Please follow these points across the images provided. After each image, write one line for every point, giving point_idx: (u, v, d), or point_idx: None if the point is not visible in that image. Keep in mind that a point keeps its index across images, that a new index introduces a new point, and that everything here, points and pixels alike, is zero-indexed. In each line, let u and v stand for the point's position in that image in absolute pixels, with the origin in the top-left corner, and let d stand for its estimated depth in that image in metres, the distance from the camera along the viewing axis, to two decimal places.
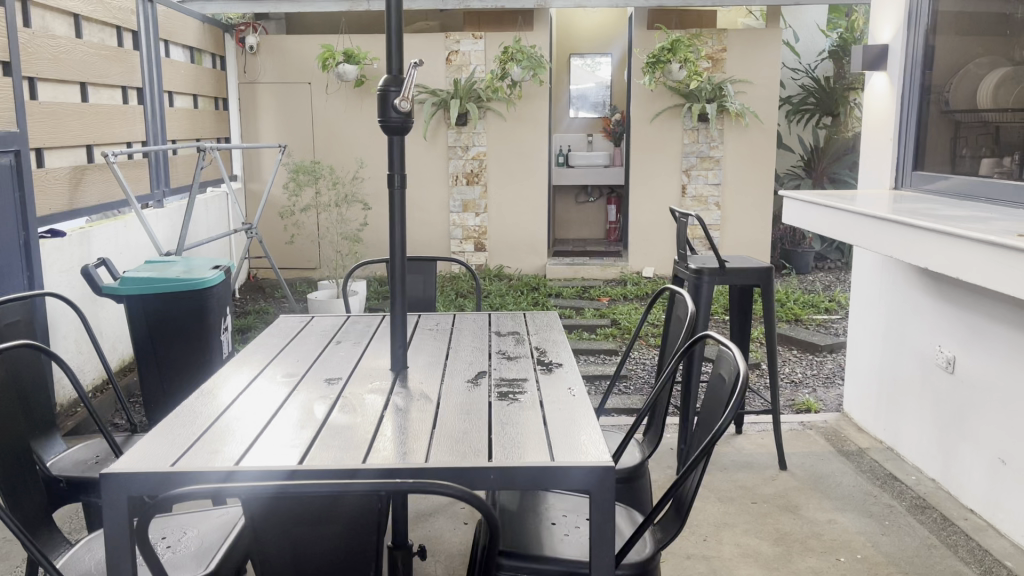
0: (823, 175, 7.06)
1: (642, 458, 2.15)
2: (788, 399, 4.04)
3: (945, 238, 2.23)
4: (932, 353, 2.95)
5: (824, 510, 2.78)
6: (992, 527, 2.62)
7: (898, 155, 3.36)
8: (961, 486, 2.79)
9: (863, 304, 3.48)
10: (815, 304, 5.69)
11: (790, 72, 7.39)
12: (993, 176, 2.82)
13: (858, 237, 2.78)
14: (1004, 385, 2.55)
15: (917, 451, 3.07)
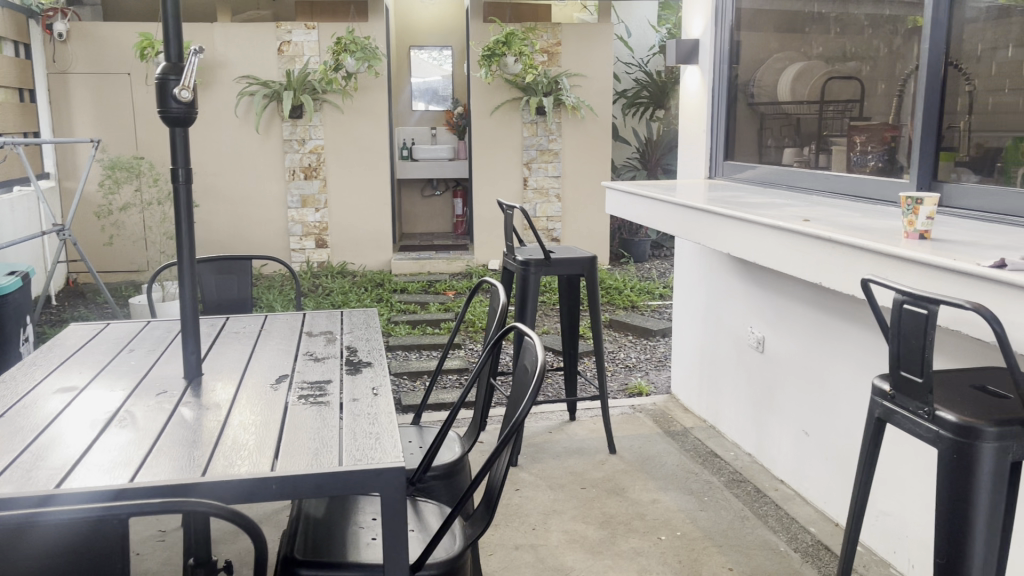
0: (657, 166, 7.34)
1: (462, 453, 2.13)
2: (621, 383, 4.15)
3: (741, 225, 2.32)
4: (744, 333, 3.10)
5: (648, 490, 2.87)
6: (799, 495, 2.79)
7: (711, 146, 3.51)
8: (773, 459, 2.96)
9: (685, 289, 3.62)
10: (650, 291, 5.90)
11: (624, 66, 7.64)
12: (794, 164, 2.99)
13: (673, 225, 2.86)
14: (803, 361, 2.71)
15: (735, 427, 3.22)
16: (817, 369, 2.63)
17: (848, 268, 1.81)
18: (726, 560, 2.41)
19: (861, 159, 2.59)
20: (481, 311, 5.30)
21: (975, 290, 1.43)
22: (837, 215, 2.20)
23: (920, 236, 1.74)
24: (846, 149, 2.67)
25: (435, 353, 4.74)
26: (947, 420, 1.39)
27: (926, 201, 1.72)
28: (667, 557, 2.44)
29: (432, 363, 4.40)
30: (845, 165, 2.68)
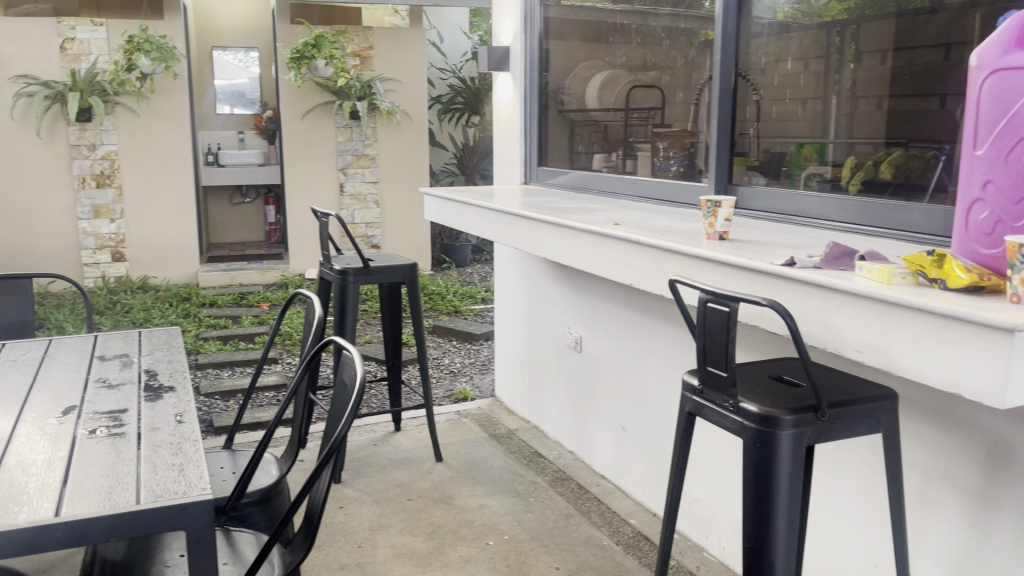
0: (474, 172, 7.40)
1: (279, 475, 2.01)
2: (446, 389, 4.13)
3: (555, 229, 2.36)
4: (563, 334, 3.17)
5: (475, 496, 2.86)
6: (619, 489, 2.88)
7: (525, 152, 3.57)
8: (594, 455, 3.04)
9: (505, 292, 3.65)
10: (472, 295, 5.94)
11: (438, 72, 7.65)
12: (603, 169, 3.08)
13: (491, 230, 2.87)
14: (618, 360, 2.80)
15: (557, 426, 3.29)
16: (631, 366, 2.73)
17: (657, 269, 1.88)
18: (553, 559, 2.44)
19: (664, 164, 2.72)
20: (298, 323, 5.12)
21: (769, 288, 1.52)
22: (644, 218, 2.28)
23: (720, 237, 1.83)
24: (651, 154, 2.80)
25: (249, 368, 4.51)
26: (750, 411, 1.46)
27: (724, 204, 1.81)
28: (495, 562, 2.44)
29: (245, 380, 4.18)
30: (650, 170, 2.80)
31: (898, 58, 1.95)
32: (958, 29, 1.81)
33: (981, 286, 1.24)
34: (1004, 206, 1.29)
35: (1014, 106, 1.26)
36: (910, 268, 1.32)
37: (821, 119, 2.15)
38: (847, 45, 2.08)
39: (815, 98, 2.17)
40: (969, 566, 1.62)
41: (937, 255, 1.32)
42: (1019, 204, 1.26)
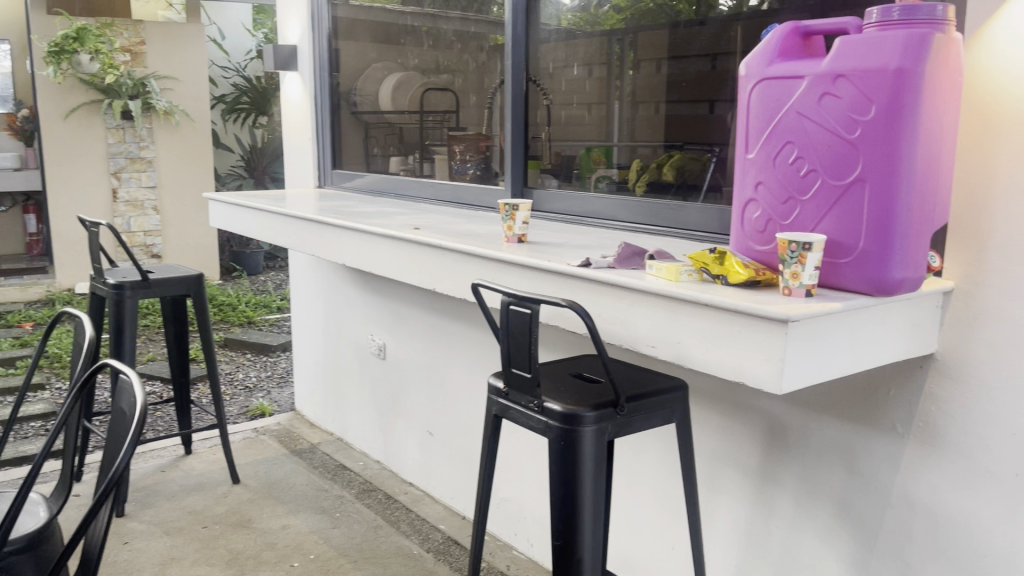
0: (264, 175, 7.12)
1: (50, 516, 1.79)
2: (241, 406, 3.91)
3: (353, 234, 2.28)
4: (364, 341, 3.09)
5: (277, 516, 2.72)
6: (427, 495, 2.85)
7: (319, 155, 3.44)
8: (401, 463, 2.99)
9: (302, 301, 3.51)
10: (267, 304, 5.68)
11: (220, 70, 7.23)
12: (401, 173, 3.03)
13: (285, 236, 2.73)
14: (423, 365, 2.77)
15: (362, 436, 3.21)
16: (436, 370, 2.71)
17: (459, 273, 1.87)
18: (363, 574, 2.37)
19: (461, 167, 2.73)
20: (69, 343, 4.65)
21: (568, 289, 1.55)
22: (444, 222, 2.26)
23: (519, 240, 1.85)
24: (448, 158, 2.79)
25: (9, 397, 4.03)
26: (554, 411, 1.47)
27: (521, 207, 1.83)
28: None
29: (5, 411, 3.72)
30: (448, 173, 2.79)
31: (673, 67, 2.06)
32: (724, 40, 1.94)
33: (757, 280, 1.33)
34: (773, 205, 1.39)
35: (778, 112, 1.36)
36: (695, 266, 1.39)
37: (606, 123, 2.24)
38: (626, 54, 2.18)
39: (600, 104, 2.26)
40: (754, 539, 1.74)
41: (718, 252, 1.41)
42: (785, 203, 1.36)
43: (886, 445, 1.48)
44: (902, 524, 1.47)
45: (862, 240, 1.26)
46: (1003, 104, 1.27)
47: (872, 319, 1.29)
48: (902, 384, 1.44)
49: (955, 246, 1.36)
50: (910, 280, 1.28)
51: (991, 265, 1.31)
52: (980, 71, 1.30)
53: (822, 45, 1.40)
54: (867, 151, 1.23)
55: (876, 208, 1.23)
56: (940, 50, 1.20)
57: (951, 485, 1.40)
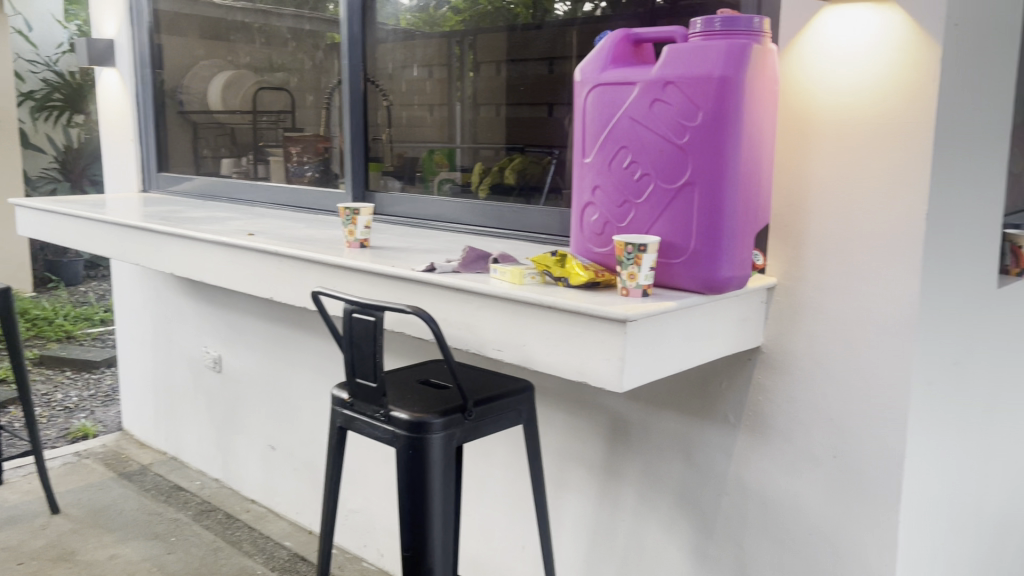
0: (82, 177, 6.71)
1: None
2: (60, 428, 3.61)
3: (182, 241, 2.15)
4: (199, 354, 2.92)
5: (104, 546, 2.53)
6: (271, 511, 2.74)
7: (142, 156, 3.09)
8: (242, 480, 2.86)
9: (128, 313, 3.28)
10: (88, 317, 5.28)
11: (28, 64, 6.58)
12: (233, 175, 2.87)
13: (105, 244, 2.53)
14: (263, 376, 2.65)
15: (199, 454, 3.04)
16: (277, 382, 2.60)
17: (298, 281, 1.79)
18: None
19: (298, 169, 2.62)
20: None
21: (413, 295, 1.52)
22: (282, 227, 2.17)
23: (361, 245, 1.80)
24: (284, 160, 2.68)
25: None
26: (401, 419, 1.43)
27: (363, 211, 1.78)
28: None
29: None
30: (284, 176, 2.68)
31: (512, 69, 2.15)
32: (560, 45, 2.02)
33: (597, 281, 1.35)
34: (609, 208, 1.43)
35: (613, 118, 1.39)
36: (538, 269, 1.41)
37: (448, 125, 2.27)
38: (465, 55, 2.23)
39: (441, 105, 2.29)
40: (601, 534, 1.78)
41: (559, 255, 1.42)
42: (622, 206, 1.40)
43: (720, 434, 1.55)
44: (736, 510, 1.55)
45: (693, 241, 1.31)
46: (815, 111, 1.36)
47: (705, 316, 1.34)
48: (732, 376, 1.52)
49: (776, 244, 1.44)
50: (737, 278, 1.34)
51: (808, 262, 1.40)
52: (795, 81, 1.38)
53: (652, 52, 1.45)
54: (696, 156, 1.28)
55: (705, 210, 1.29)
56: (757, 60, 1.27)
57: (778, 470, 1.48)
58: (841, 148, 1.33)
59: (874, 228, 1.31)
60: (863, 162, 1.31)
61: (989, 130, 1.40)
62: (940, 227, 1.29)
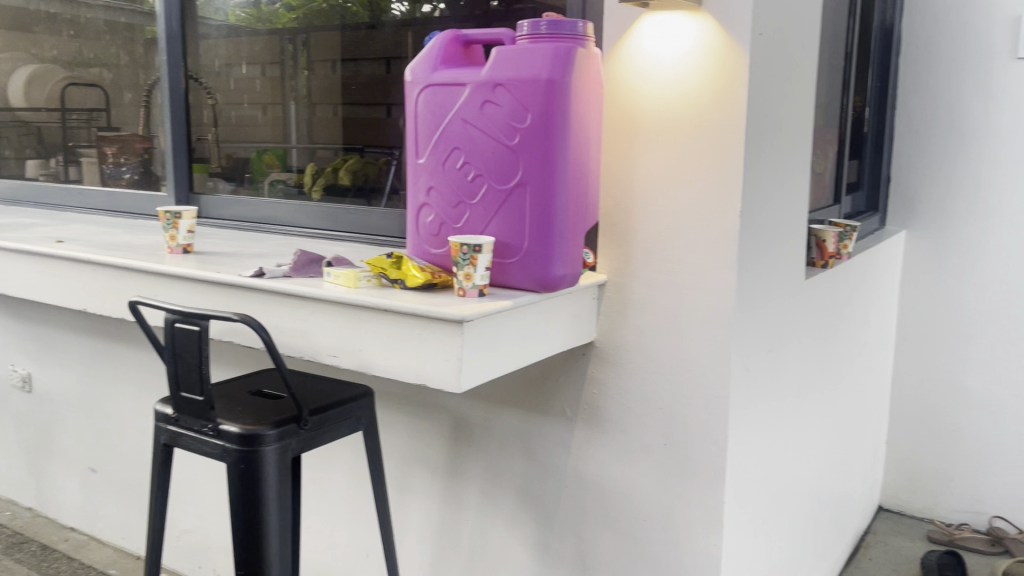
0: None
1: None
2: None
3: None
4: (4, 373, 2.68)
5: None
6: (93, 539, 2.55)
7: None
8: (59, 508, 2.64)
9: None
10: None
11: None
12: (39, 178, 2.63)
13: None
14: (80, 395, 2.46)
15: (8, 483, 2.78)
16: (96, 400, 2.42)
17: (114, 290, 1.68)
18: None
19: (114, 171, 2.43)
20: None
21: (241, 302, 1.45)
22: (95, 233, 2.03)
23: (184, 251, 1.71)
24: (97, 161, 2.48)
25: None
26: (231, 433, 1.36)
27: (185, 215, 1.68)
28: None
29: None
30: (99, 179, 2.48)
31: (347, 69, 2.12)
32: (396, 46, 2.00)
33: (434, 282, 1.34)
34: (444, 209, 1.42)
35: (445, 119, 1.39)
36: (373, 272, 1.38)
37: (282, 126, 2.21)
38: (299, 53, 2.19)
39: (273, 104, 2.24)
40: (445, 535, 1.78)
41: (394, 257, 1.41)
42: (456, 207, 1.40)
43: (559, 429, 1.59)
44: (576, 502, 1.59)
45: (527, 241, 1.33)
46: (640, 114, 1.41)
47: (540, 314, 1.37)
48: (568, 372, 1.56)
49: (606, 242, 1.49)
50: (570, 276, 1.37)
51: (636, 259, 1.46)
52: (620, 84, 1.43)
53: (481, 54, 1.46)
54: (527, 157, 1.30)
55: (537, 211, 1.31)
56: (583, 64, 1.30)
57: (613, 460, 1.53)
58: (664, 149, 1.39)
59: (696, 225, 1.38)
60: (685, 162, 1.37)
61: (793, 133, 1.51)
62: (752, 223, 1.37)
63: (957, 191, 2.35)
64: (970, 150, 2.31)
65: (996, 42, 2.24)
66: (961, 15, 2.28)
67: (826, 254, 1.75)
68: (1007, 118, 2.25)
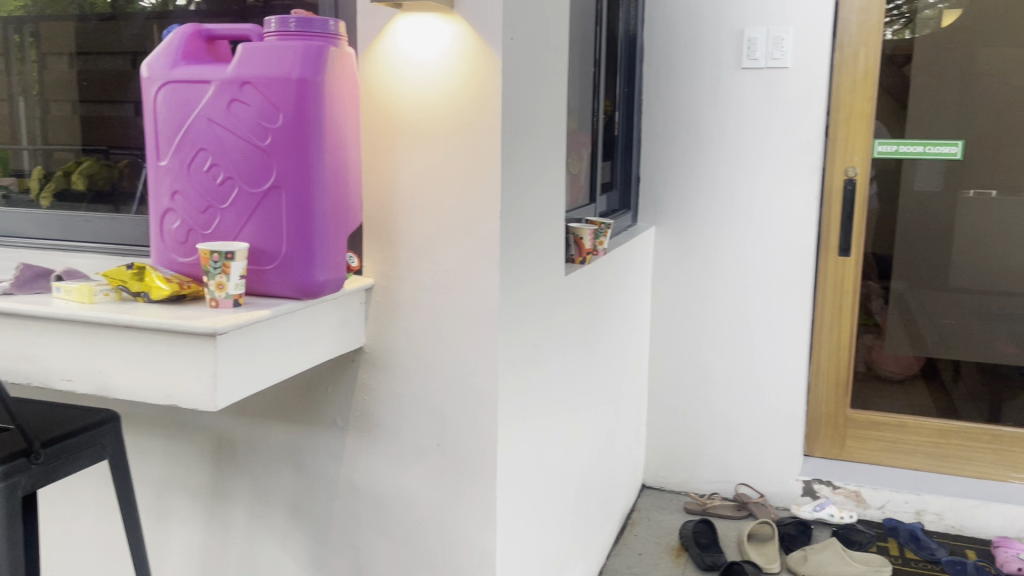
0: None
1: None
2: None
3: None
4: None
5: None
6: None
7: None
8: None
9: None
10: None
11: None
12: None
13: None
14: None
15: None
16: None
17: None
18: None
19: None
20: None
21: None
22: None
23: None
24: None
25: None
26: None
27: None
28: None
29: None
30: None
31: (82, 63, 1.87)
32: (145, 43, 1.79)
33: (182, 294, 1.25)
34: (192, 214, 1.33)
35: (187, 118, 1.30)
36: (110, 284, 1.26)
37: (8, 125, 1.95)
38: (26, 44, 1.93)
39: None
40: (211, 561, 1.67)
41: (136, 267, 1.29)
42: (204, 212, 1.32)
43: (328, 438, 1.54)
44: (349, 511, 1.55)
45: (284, 245, 1.27)
46: (397, 115, 1.40)
47: (302, 322, 1.31)
48: (337, 380, 1.51)
49: (370, 246, 1.46)
50: (332, 281, 1.33)
51: (401, 261, 1.44)
52: (376, 84, 1.41)
53: (226, 50, 1.38)
54: (279, 158, 1.24)
55: (293, 215, 1.26)
56: (335, 62, 1.27)
57: (386, 466, 1.51)
58: (422, 150, 1.39)
59: (458, 227, 1.39)
60: (444, 162, 1.38)
61: (547, 135, 1.56)
62: (511, 223, 1.41)
63: (697, 189, 2.56)
64: (706, 152, 2.53)
65: (724, 54, 2.47)
66: (694, 29, 2.49)
67: (584, 251, 1.84)
68: (736, 122, 2.48)
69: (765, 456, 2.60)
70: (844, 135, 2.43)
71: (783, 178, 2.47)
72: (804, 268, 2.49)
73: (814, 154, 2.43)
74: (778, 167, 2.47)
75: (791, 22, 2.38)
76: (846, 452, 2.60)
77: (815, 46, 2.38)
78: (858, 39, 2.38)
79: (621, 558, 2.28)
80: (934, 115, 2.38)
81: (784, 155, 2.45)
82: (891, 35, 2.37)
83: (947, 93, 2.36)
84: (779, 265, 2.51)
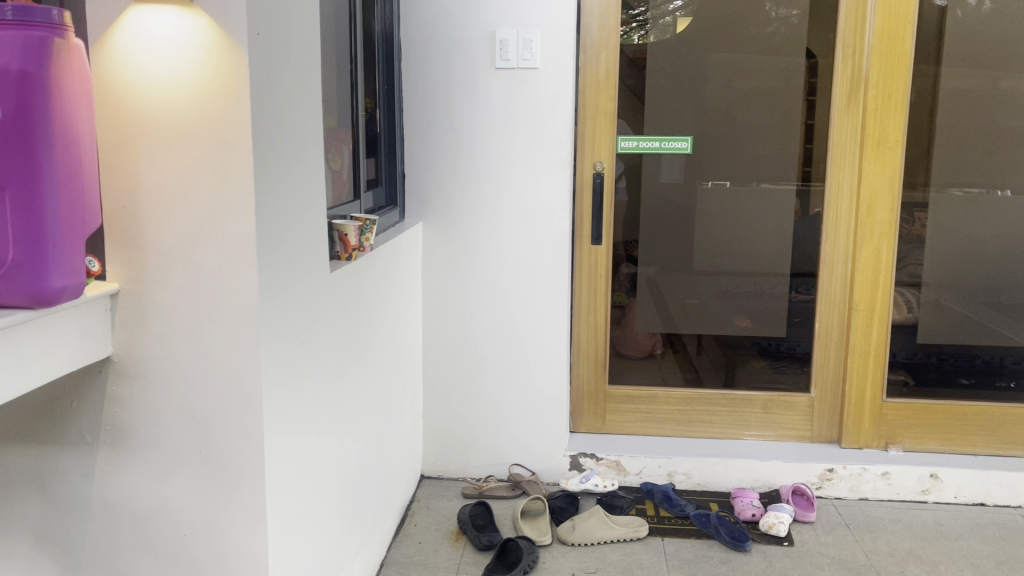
0: None
1: None
2: None
3: None
4: None
5: None
6: None
7: None
8: None
9: None
10: None
11: None
12: None
13: None
14: None
15: None
16: None
17: None
18: None
19: None
20: None
21: None
22: None
23: None
24: None
25: None
26: None
27: None
28: None
29: None
30: None
31: None
32: None
33: None
34: None
35: None
36: None
37: None
38: None
39: None
40: None
41: None
42: None
43: (76, 456, 1.45)
44: (106, 530, 1.46)
45: (12, 251, 1.17)
46: (140, 112, 1.33)
47: (37, 333, 1.22)
48: (82, 394, 1.42)
49: (115, 249, 1.38)
50: (71, 287, 1.25)
51: (149, 264, 1.38)
52: (112, 78, 1.34)
53: None
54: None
55: (19, 218, 1.17)
56: (63, 55, 1.19)
57: (143, 478, 1.44)
58: (168, 149, 1.34)
59: (212, 227, 1.35)
60: (192, 161, 1.33)
61: (303, 131, 1.56)
62: (269, 221, 1.39)
63: (459, 185, 2.65)
64: (466, 148, 2.62)
65: (478, 53, 2.57)
66: (449, 29, 2.57)
67: (349, 246, 1.85)
68: (493, 119, 2.60)
69: (535, 436, 2.74)
70: (591, 134, 2.65)
71: (538, 172, 2.61)
72: (562, 256, 2.65)
73: (565, 150, 2.59)
74: (533, 161, 2.61)
75: (538, 25, 2.52)
76: (608, 425, 2.82)
77: (560, 48, 2.53)
78: (599, 42, 2.61)
79: (402, 548, 2.32)
80: (667, 114, 2.62)
81: (538, 151, 2.60)
82: (637, 39, 2.58)
83: (678, 93, 2.60)
84: (539, 255, 2.66)
